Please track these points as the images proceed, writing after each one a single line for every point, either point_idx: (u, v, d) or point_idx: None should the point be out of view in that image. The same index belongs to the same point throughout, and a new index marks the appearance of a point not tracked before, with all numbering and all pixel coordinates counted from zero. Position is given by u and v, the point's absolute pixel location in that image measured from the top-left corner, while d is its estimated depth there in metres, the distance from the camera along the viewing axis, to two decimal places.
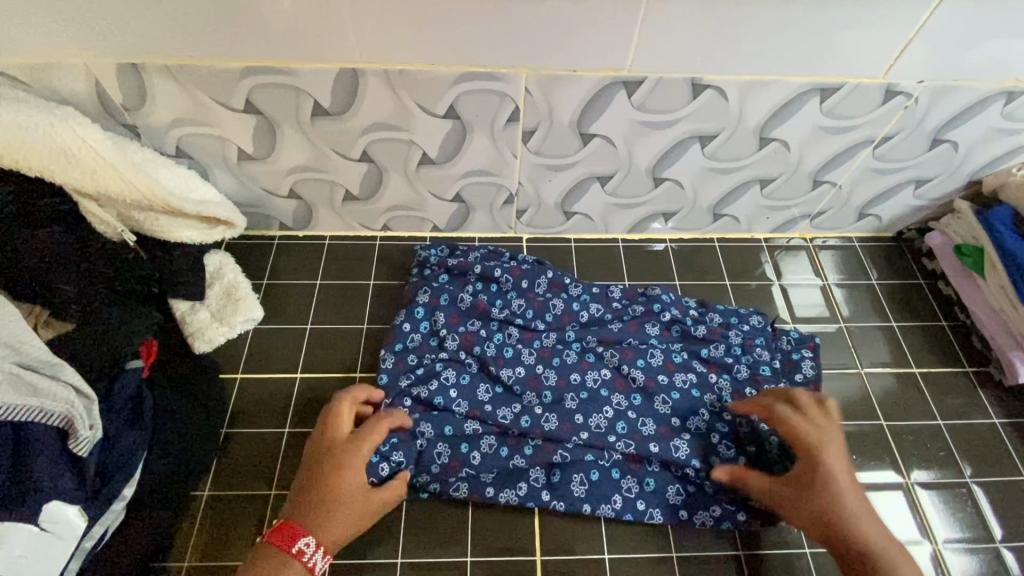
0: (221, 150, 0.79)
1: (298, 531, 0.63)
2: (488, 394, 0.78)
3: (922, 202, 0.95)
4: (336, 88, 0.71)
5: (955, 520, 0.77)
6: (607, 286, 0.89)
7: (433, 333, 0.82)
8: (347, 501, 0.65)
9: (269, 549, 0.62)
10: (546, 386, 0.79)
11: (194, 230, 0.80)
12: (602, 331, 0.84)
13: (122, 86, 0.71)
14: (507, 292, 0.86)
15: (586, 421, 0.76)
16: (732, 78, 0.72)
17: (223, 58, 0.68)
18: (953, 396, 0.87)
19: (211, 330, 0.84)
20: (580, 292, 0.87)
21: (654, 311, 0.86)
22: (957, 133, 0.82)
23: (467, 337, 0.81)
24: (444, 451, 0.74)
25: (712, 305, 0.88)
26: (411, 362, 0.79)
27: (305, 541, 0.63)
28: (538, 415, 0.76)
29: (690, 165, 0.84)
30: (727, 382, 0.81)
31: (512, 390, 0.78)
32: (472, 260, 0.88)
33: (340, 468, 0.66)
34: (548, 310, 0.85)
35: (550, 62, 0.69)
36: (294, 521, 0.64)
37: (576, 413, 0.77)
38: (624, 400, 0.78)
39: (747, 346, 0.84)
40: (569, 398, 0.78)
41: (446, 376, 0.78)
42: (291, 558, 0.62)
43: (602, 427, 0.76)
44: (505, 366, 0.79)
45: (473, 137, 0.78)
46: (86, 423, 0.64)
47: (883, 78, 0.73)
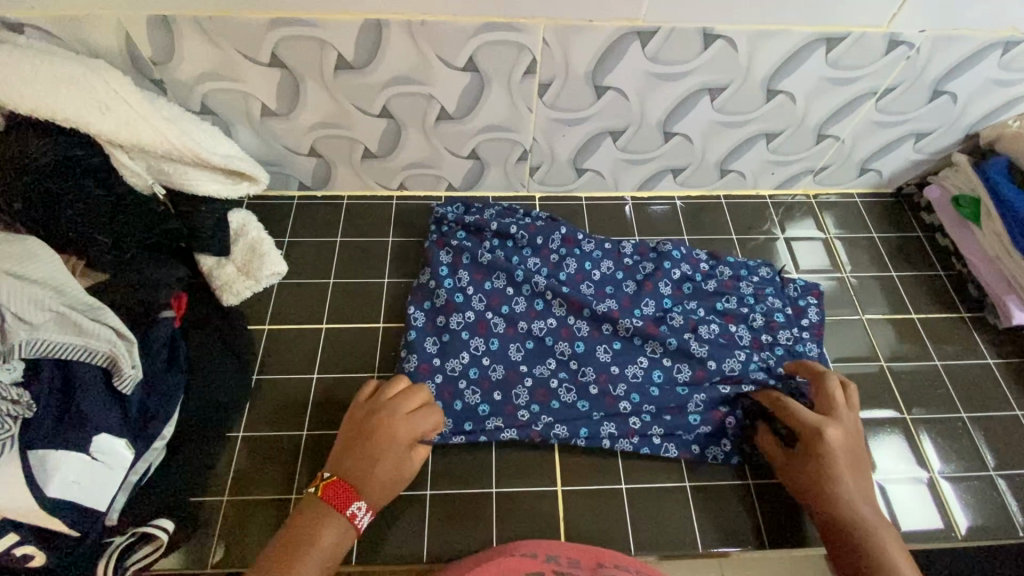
0: (246, 106, 0.81)
1: (348, 492, 0.64)
2: (520, 353, 0.81)
3: (922, 156, 0.98)
4: (360, 41, 0.73)
5: (951, 452, 0.82)
6: (618, 243, 0.90)
7: (456, 291, 0.84)
8: (392, 470, 0.67)
9: (320, 505, 0.64)
10: (579, 337, 0.82)
11: (220, 184, 0.83)
12: (619, 293, 0.86)
13: (151, 40, 0.73)
14: (522, 248, 0.88)
15: (623, 371, 0.80)
16: (742, 28, 0.74)
17: (250, 10, 0.70)
18: (949, 338, 0.91)
19: (238, 283, 0.86)
20: (592, 248, 0.89)
21: (665, 269, 0.87)
22: (956, 85, 0.85)
23: (494, 296, 0.84)
24: (476, 395, 0.78)
25: (722, 258, 0.90)
26: (439, 323, 0.82)
27: (357, 505, 0.64)
28: (574, 370, 0.80)
29: (700, 118, 0.87)
30: (746, 331, 0.83)
31: (543, 343, 0.81)
32: (488, 218, 0.90)
33: (395, 437, 0.68)
34: (561, 268, 0.87)
35: (568, 11, 0.71)
36: (344, 484, 0.65)
37: (611, 364, 0.80)
38: (659, 348, 0.81)
39: (758, 296, 0.87)
40: (603, 348, 0.81)
41: (476, 346, 0.80)
42: (343, 519, 0.63)
43: (639, 376, 0.79)
44: (538, 318, 0.83)
45: (490, 90, 0.80)
46: (131, 362, 0.67)
47: (886, 28, 0.76)
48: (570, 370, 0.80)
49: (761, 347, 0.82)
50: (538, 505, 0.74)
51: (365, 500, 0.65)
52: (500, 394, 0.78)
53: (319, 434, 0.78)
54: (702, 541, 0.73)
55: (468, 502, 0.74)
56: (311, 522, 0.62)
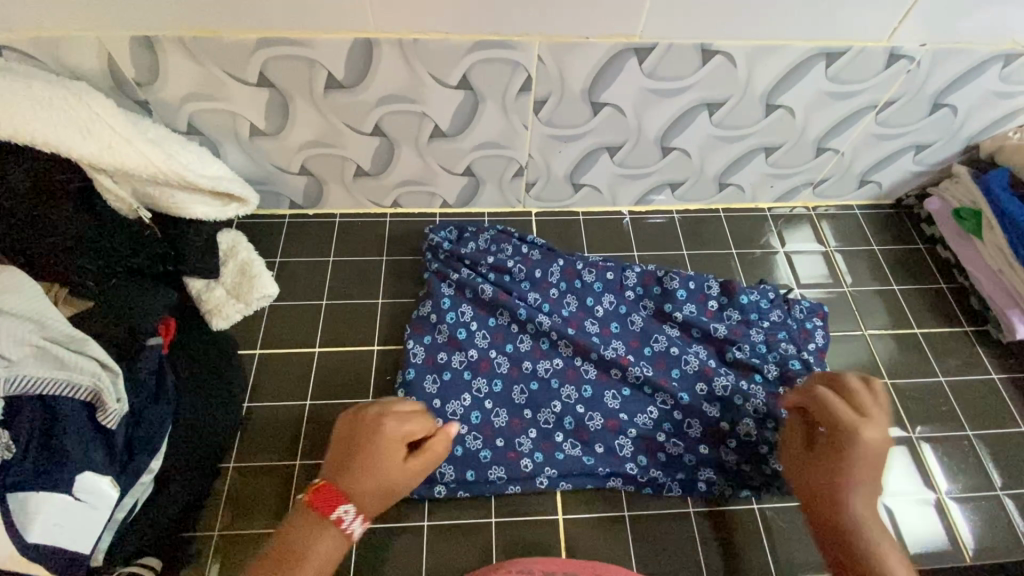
0: (234, 126, 0.79)
1: (334, 496, 0.56)
2: (524, 396, 0.78)
3: (921, 168, 0.97)
4: (349, 60, 0.71)
5: (958, 470, 0.80)
6: (621, 273, 0.88)
7: (459, 326, 0.81)
8: (381, 473, 0.58)
9: (304, 508, 0.56)
10: (586, 380, 0.79)
11: (206, 206, 0.80)
12: (625, 332, 0.83)
13: (133, 60, 0.70)
14: (520, 283, 0.85)
15: (632, 419, 0.77)
16: (740, 43, 0.73)
17: (236, 30, 0.68)
18: (952, 353, 0.90)
19: (228, 306, 0.84)
20: (593, 279, 0.86)
21: (669, 311, 0.84)
22: (956, 98, 0.84)
23: (498, 332, 0.81)
24: (478, 441, 0.75)
25: (735, 299, 0.85)
26: (440, 361, 0.79)
27: (344, 508, 0.55)
28: (580, 415, 0.77)
29: (698, 133, 0.85)
30: (761, 386, 0.79)
31: (548, 386, 0.79)
32: (483, 251, 0.87)
33: (383, 442, 0.59)
34: (563, 306, 0.84)
35: (563, 28, 0.69)
36: (331, 485, 0.57)
37: (619, 411, 0.77)
38: (669, 399, 0.78)
39: (771, 343, 0.83)
40: (611, 395, 0.78)
41: (478, 387, 0.78)
42: (329, 523, 0.55)
43: (648, 426, 0.77)
44: (544, 358, 0.81)
45: (485, 108, 0.79)
46: (114, 396, 0.65)
47: (887, 42, 0.74)
48: (577, 415, 0.77)
49: (778, 400, 0.78)
50: (539, 535, 0.72)
51: (353, 503, 0.56)
52: (506, 443, 0.75)
53: (312, 463, 0.76)
54: (707, 569, 0.71)
55: (467, 533, 0.72)
56: (300, 527, 0.55)
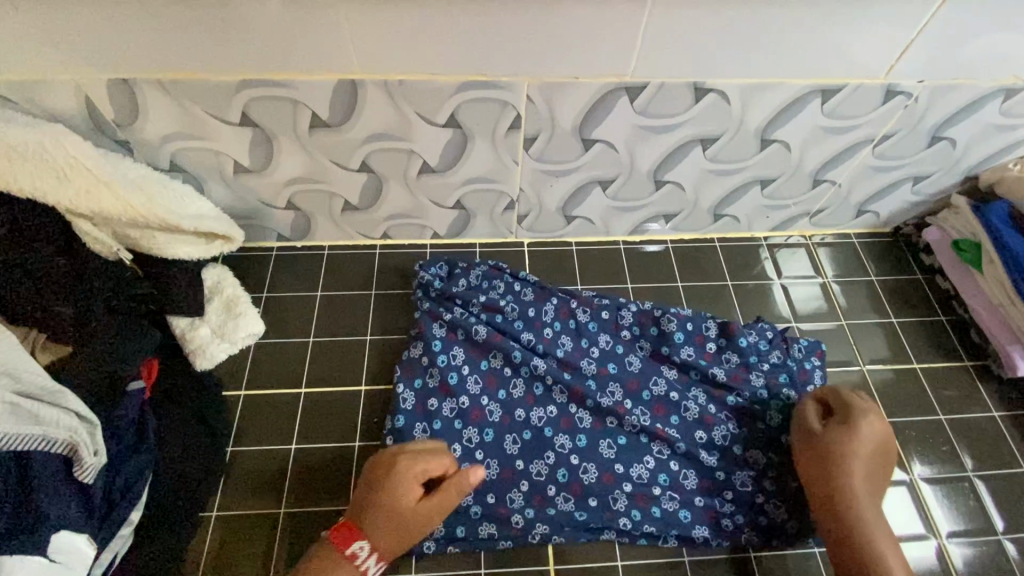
0: (217, 164, 0.78)
1: (353, 532, 0.63)
2: (516, 446, 0.76)
3: (920, 198, 0.95)
4: (334, 100, 0.70)
5: (958, 513, 0.79)
6: (617, 312, 0.86)
7: (452, 370, 0.79)
8: (395, 513, 0.63)
9: (326, 546, 0.62)
10: (580, 428, 0.78)
11: (191, 246, 0.78)
12: (623, 375, 0.81)
13: (112, 101, 0.69)
14: (514, 323, 0.83)
15: (627, 471, 0.76)
16: (734, 81, 0.71)
17: (218, 72, 0.66)
18: (952, 388, 0.88)
19: (213, 346, 0.82)
20: (589, 319, 0.85)
21: (667, 353, 0.83)
22: (955, 130, 0.82)
23: (490, 377, 0.80)
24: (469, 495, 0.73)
25: (733, 341, 0.84)
26: (431, 408, 0.77)
27: (359, 544, 0.62)
28: (574, 466, 0.75)
29: (692, 167, 0.84)
30: (763, 432, 0.78)
31: (542, 435, 0.77)
32: (474, 289, 0.85)
33: (402, 485, 0.63)
34: (558, 348, 0.82)
35: (552, 68, 0.68)
36: (350, 521, 0.64)
37: (615, 462, 0.76)
38: (665, 449, 0.77)
39: (774, 388, 0.81)
40: (606, 444, 0.77)
41: (469, 438, 0.76)
42: (342, 559, 0.61)
43: (644, 477, 0.75)
44: (538, 405, 0.79)
45: (474, 145, 0.77)
46: (91, 450, 0.64)
47: (883, 79, 0.73)
48: (571, 465, 0.75)
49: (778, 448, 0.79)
50: None
51: (366, 539, 0.62)
52: (497, 497, 0.73)
53: (297, 510, 0.74)
54: None
55: None
56: (320, 564, 0.61)
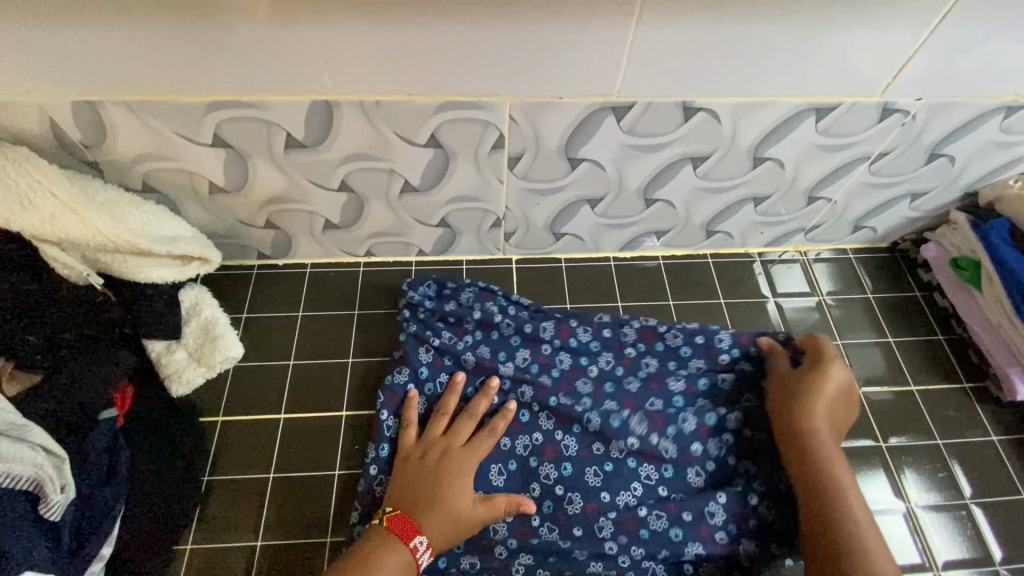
0: (192, 185, 0.75)
1: (412, 525, 0.65)
2: (502, 478, 0.74)
3: (918, 214, 0.93)
4: (309, 121, 0.67)
5: (955, 543, 0.77)
6: (620, 329, 0.81)
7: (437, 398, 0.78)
8: (450, 498, 0.67)
9: (384, 533, 0.65)
10: (565, 457, 0.75)
11: (166, 269, 0.76)
12: (619, 392, 0.77)
13: (79, 124, 0.67)
14: (509, 339, 0.80)
15: (613, 499, 0.73)
16: (725, 100, 0.68)
17: (188, 94, 0.64)
18: (951, 411, 0.86)
19: (189, 371, 0.80)
20: (590, 337, 0.80)
21: (669, 369, 0.78)
22: (954, 148, 0.80)
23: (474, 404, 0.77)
24: None
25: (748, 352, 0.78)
26: None
27: (419, 539, 0.65)
28: (559, 497, 0.73)
29: (683, 185, 0.81)
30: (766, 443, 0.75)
31: (526, 465, 0.75)
32: (468, 306, 0.82)
33: (453, 468, 0.70)
34: (554, 367, 0.78)
35: (534, 88, 0.65)
36: (407, 511, 0.66)
37: (600, 491, 0.73)
38: (654, 472, 0.74)
39: None
40: (592, 472, 0.74)
41: None
42: (404, 549, 0.64)
43: (630, 503, 0.73)
44: (522, 433, 0.76)
45: (456, 165, 0.75)
46: (57, 486, 0.61)
47: (879, 97, 0.70)
48: (555, 497, 0.73)
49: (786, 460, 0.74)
50: None
51: (426, 534, 0.65)
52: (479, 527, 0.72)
53: (275, 543, 0.72)
54: None
55: None
56: (377, 550, 0.63)
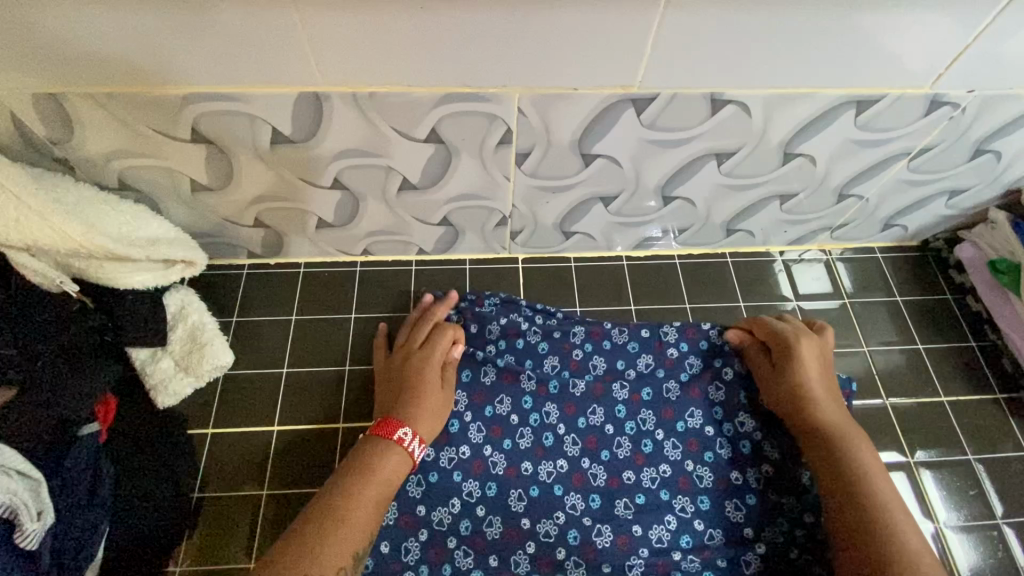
0: (172, 183, 0.69)
1: (395, 422, 0.67)
2: (522, 503, 0.70)
3: (954, 212, 0.86)
4: (297, 114, 0.61)
5: (985, 566, 0.73)
6: (659, 330, 0.79)
7: (451, 417, 0.73)
8: (421, 387, 0.71)
9: (373, 439, 0.66)
10: (593, 486, 0.71)
11: (148, 273, 0.71)
12: (655, 403, 0.75)
13: (42, 118, 0.60)
14: (536, 347, 0.77)
15: (646, 533, 0.69)
16: (757, 92, 0.62)
17: (161, 85, 0.57)
18: (983, 424, 0.81)
19: (176, 382, 0.75)
20: (626, 338, 0.78)
21: (716, 369, 0.76)
22: (1002, 143, 0.73)
23: (495, 426, 0.73)
24: (467, 557, 0.67)
25: None
26: (428, 461, 0.71)
27: (404, 430, 0.67)
28: (587, 528, 0.69)
29: (704, 183, 0.75)
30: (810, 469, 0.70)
31: (551, 493, 0.70)
32: (489, 315, 0.79)
33: (421, 369, 0.72)
34: (587, 369, 0.76)
35: (546, 79, 0.59)
36: (391, 416, 0.68)
37: (632, 524, 0.69)
38: (689, 504, 0.70)
39: None
40: (623, 504, 0.70)
41: (469, 491, 0.70)
42: (393, 445, 0.65)
43: (664, 541, 0.69)
44: (546, 459, 0.72)
45: (459, 161, 0.68)
46: (33, 513, 0.57)
47: (928, 89, 0.63)
48: (582, 527, 0.69)
49: None
50: None
51: (410, 425, 0.67)
52: (495, 560, 0.67)
53: None
54: None
55: None
56: (369, 451, 0.65)
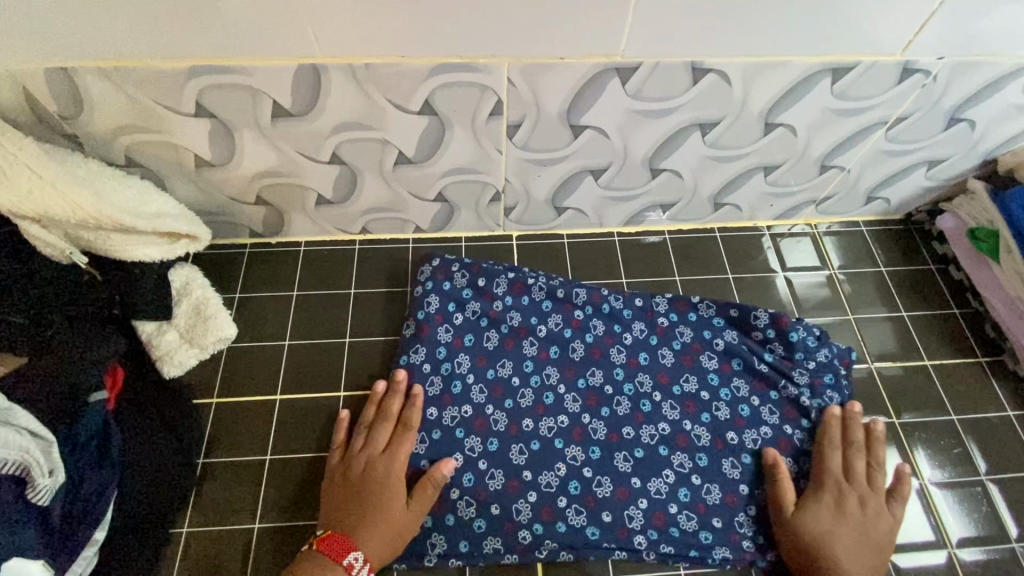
0: (176, 158, 0.72)
1: (344, 546, 0.63)
2: (523, 457, 0.72)
3: (934, 183, 0.89)
4: (297, 86, 0.64)
5: (969, 521, 0.75)
6: (651, 299, 0.83)
7: (455, 378, 0.76)
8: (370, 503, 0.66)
9: (314, 556, 0.63)
10: (593, 440, 0.74)
11: (154, 246, 0.73)
12: (653, 365, 0.78)
13: (53, 94, 0.63)
14: (542, 305, 0.81)
15: (644, 485, 0.71)
16: (736, 60, 0.65)
17: (166, 58, 0.60)
18: (966, 387, 0.83)
19: (181, 353, 0.78)
20: (622, 307, 0.82)
21: (706, 340, 0.80)
22: (975, 111, 0.76)
23: (497, 386, 0.76)
24: (469, 505, 0.70)
25: (783, 334, 0.79)
26: (431, 417, 0.74)
27: (354, 555, 0.63)
28: (587, 480, 0.71)
29: (689, 154, 0.78)
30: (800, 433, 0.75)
31: (552, 446, 0.73)
32: (499, 274, 0.82)
33: (389, 480, 0.68)
34: (588, 331, 0.80)
35: (533, 49, 0.62)
36: (340, 530, 0.65)
37: (631, 476, 0.71)
38: (687, 460, 0.73)
39: (817, 387, 0.77)
40: (622, 457, 0.72)
41: (472, 446, 0.72)
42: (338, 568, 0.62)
43: (661, 493, 0.71)
44: (547, 415, 0.75)
45: (453, 133, 0.71)
46: (44, 470, 0.59)
47: (899, 56, 0.66)
48: (583, 479, 0.71)
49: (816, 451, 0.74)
50: None
51: (362, 549, 0.63)
52: (498, 510, 0.69)
53: (273, 526, 0.71)
54: None
55: None
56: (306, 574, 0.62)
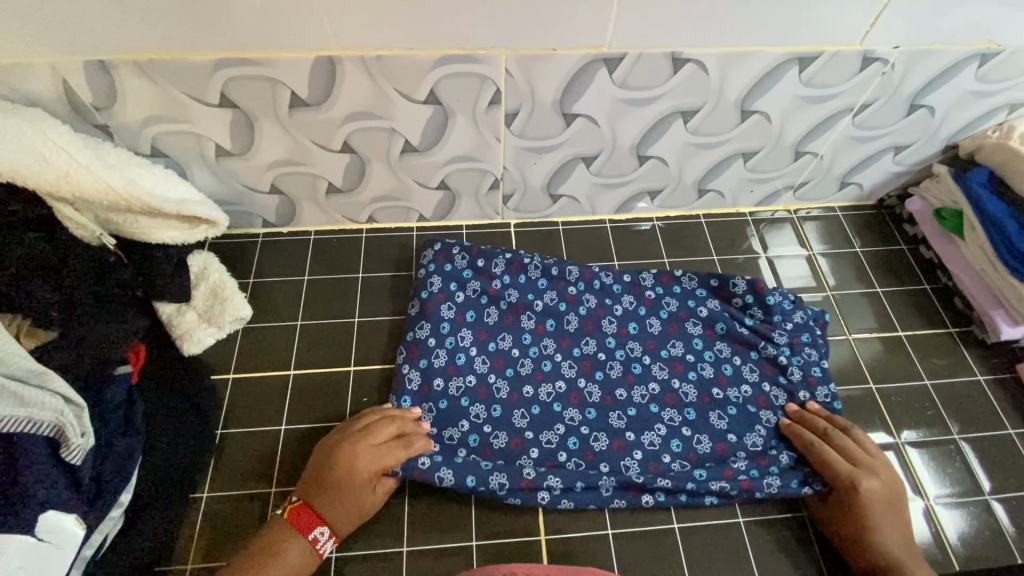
0: (199, 148, 0.78)
1: (310, 518, 0.67)
2: (525, 420, 0.77)
3: (902, 168, 0.96)
4: (313, 77, 0.70)
5: (945, 476, 0.79)
6: (638, 275, 0.89)
7: (458, 351, 0.81)
8: (343, 491, 0.68)
9: (282, 524, 0.67)
10: (589, 403, 0.78)
11: (175, 230, 0.79)
12: (642, 334, 0.84)
13: (90, 86, 0.69)
14: (537, 281, 0.87)
15: (639, 438, 0.76)
16: (711, 51, 0.71)
17: (196, 51, 0.66)
18: (939, 356, 0.89)
19: (200, 330, 0.82)
20: (612, 282, 0.87)
21: (690, 308, 0.85)
22: (933, 98, 0.83)
23: (498, 357, 0.81)
24: (475, 453, 0.75)
25: (761, 299, 0.84)
26: (436, 388, 0.78)
27: (319, 530, 0.67)
28: (585, 435, 0.76)
29: (673, 141, 0.84)
30: (782, 389, 0.80)
31: (551, 409, 0.78)
32: (496, 254, 0.88)
33: (359, 470, 0.69)
34: (580, 304, 0.86)
35: (528, 42, 0.68)
36: (310, 506, 0.68)
37: (625, 432, 0.76)
38: (677, 415, 0.78)
39: (795, 346, 0.82)
40: (616, 415, 0.77)
41: (477, 413, 0.77)
42: (302, 540, 0.66)
43: (656, 444, 0.76)
44: (545, 381, 0.80)
45: (455, 122, 0.77)
46: (77, 430, 0.63)
47: (859, 46, 0.73)
48: (582, 434, 0.76)
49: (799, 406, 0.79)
50: (518, 556, 0.71)
51: (327, 526, 0.67)
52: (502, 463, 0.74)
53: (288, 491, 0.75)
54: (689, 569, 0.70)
55: (446, 558, 0.70)
56: (273, 542, 0.66)
